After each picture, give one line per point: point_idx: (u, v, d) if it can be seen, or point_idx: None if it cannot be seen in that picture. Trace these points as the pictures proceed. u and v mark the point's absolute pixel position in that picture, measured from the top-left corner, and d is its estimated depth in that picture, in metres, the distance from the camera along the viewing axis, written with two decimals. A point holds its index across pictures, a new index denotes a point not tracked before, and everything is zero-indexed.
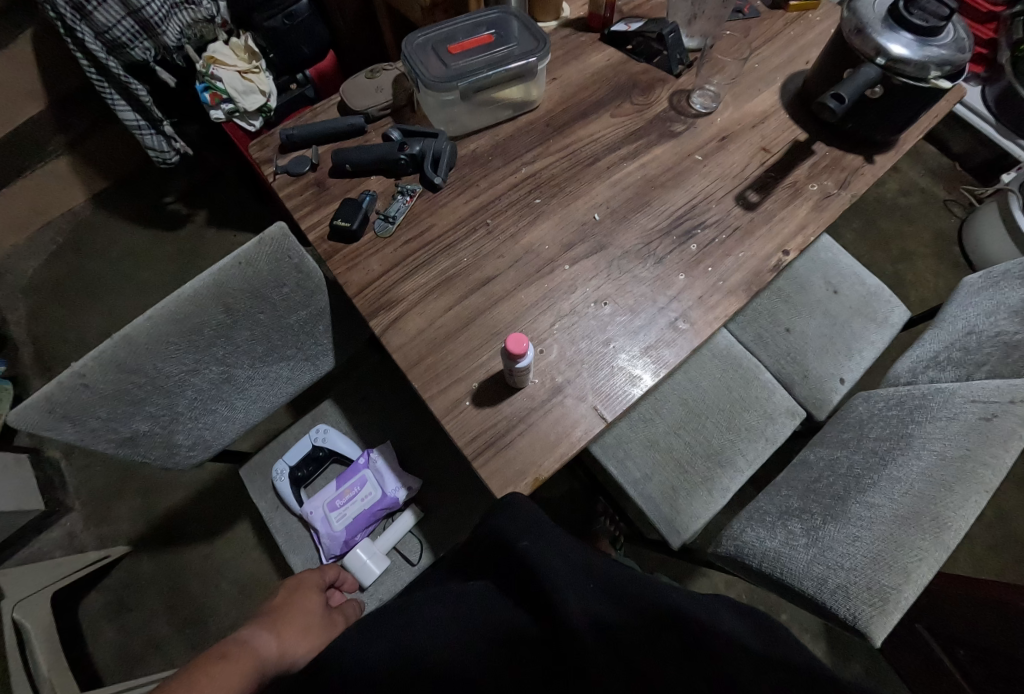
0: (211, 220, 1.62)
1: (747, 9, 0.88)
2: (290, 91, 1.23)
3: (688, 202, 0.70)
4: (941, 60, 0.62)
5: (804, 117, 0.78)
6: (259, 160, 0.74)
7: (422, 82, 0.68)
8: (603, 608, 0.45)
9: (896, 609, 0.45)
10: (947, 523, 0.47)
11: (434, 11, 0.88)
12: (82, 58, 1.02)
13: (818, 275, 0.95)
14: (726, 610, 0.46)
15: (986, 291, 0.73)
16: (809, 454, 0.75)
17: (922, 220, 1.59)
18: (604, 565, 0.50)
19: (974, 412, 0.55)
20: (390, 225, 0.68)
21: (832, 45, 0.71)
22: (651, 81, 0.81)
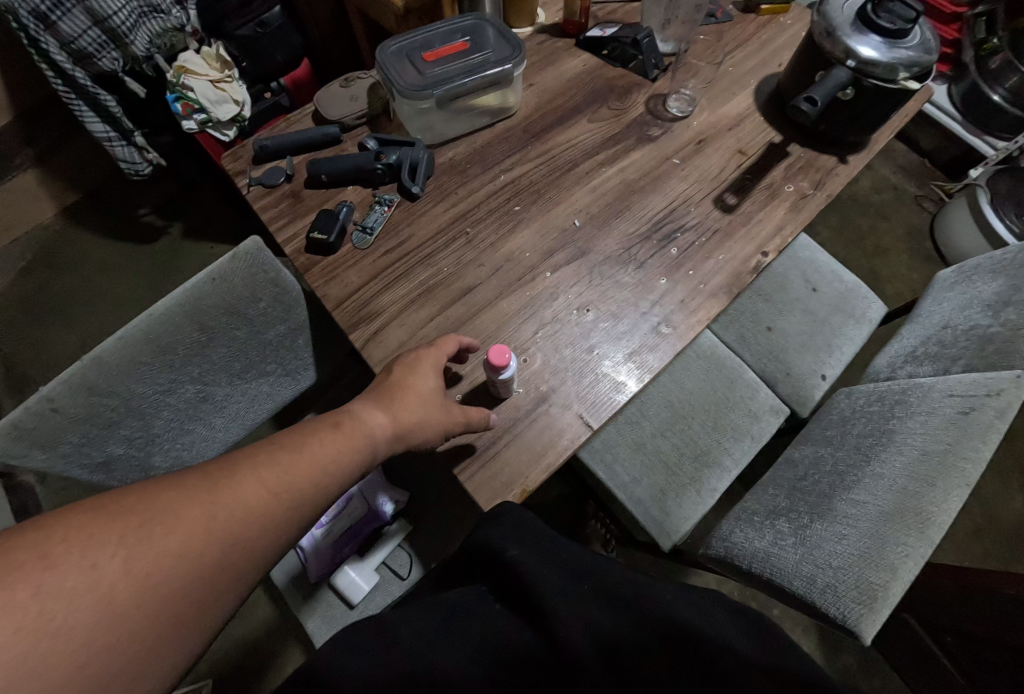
0: (187, 232, 1.59)
1: (719, 13, 0.89)
2: (264, 99, 1.23)
3: (667, 206, 0.71)
4: (909, 62, 0.63)
5: (778, 120, 0.79)
6: (232, 172, 0.72)
7: (397, 90, 0.67)
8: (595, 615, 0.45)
9: (884, 606, 0.45)
10: (930, 518, 0.47)
11: (408, 18, 0.87)
12: (47, 69, 0.99)
13: (796, 273, 0.96)
14: (718, 610, 0.46)
15: (960, 285, 0.75)
16: (794, 452, 0.76)
17: (895, 217, 1.63)
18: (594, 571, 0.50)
19: (952, 406, 0.56)
20: (368, 236, 0.66)
21: (803, 48, 0.72)
22: (628, 86, 0.82)
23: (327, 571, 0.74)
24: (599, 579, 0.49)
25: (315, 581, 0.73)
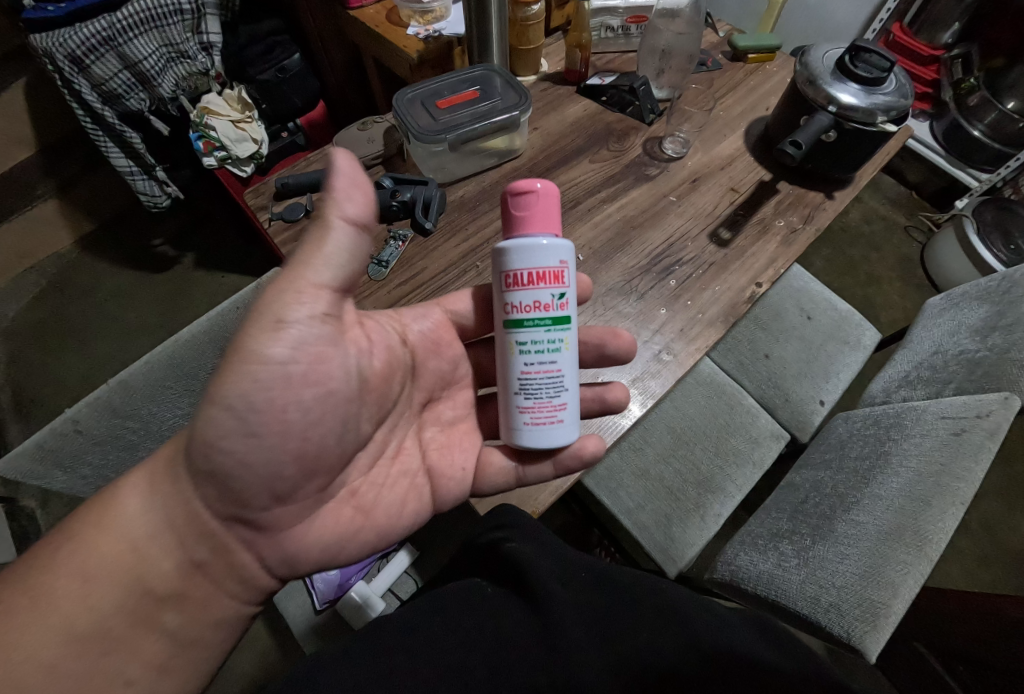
0: (199, 262, 1.64)
1: (709, 62, 0.96)
2: (281, 138, 1.31)
3: (665, 242, 0.74)
4: (886, 107, 0.68)
5: (767, 160, 0.84)
6: (255, 207, 0.77)
7: (412, 133, 0.72)
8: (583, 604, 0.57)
9: (887, 624, 0.46)
10: (928, 537, 0.49)
11: (422, 68, 0.94)
12: (78, 108, 1.07)
13: (792, 302, 0.99)
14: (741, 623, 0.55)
15: (949, 312, 0.79)
16: (794, 477, 0.77)
17: (886, 247, 1.68)
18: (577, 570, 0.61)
19: (944, 428, 0.58)
20: (383, 269, 0.70)
21: (789, 94, 0.78)
22: (626, 129, 0.87)
23: (334, 596, 0.75)
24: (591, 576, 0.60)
25: (322, 607, 0.73)
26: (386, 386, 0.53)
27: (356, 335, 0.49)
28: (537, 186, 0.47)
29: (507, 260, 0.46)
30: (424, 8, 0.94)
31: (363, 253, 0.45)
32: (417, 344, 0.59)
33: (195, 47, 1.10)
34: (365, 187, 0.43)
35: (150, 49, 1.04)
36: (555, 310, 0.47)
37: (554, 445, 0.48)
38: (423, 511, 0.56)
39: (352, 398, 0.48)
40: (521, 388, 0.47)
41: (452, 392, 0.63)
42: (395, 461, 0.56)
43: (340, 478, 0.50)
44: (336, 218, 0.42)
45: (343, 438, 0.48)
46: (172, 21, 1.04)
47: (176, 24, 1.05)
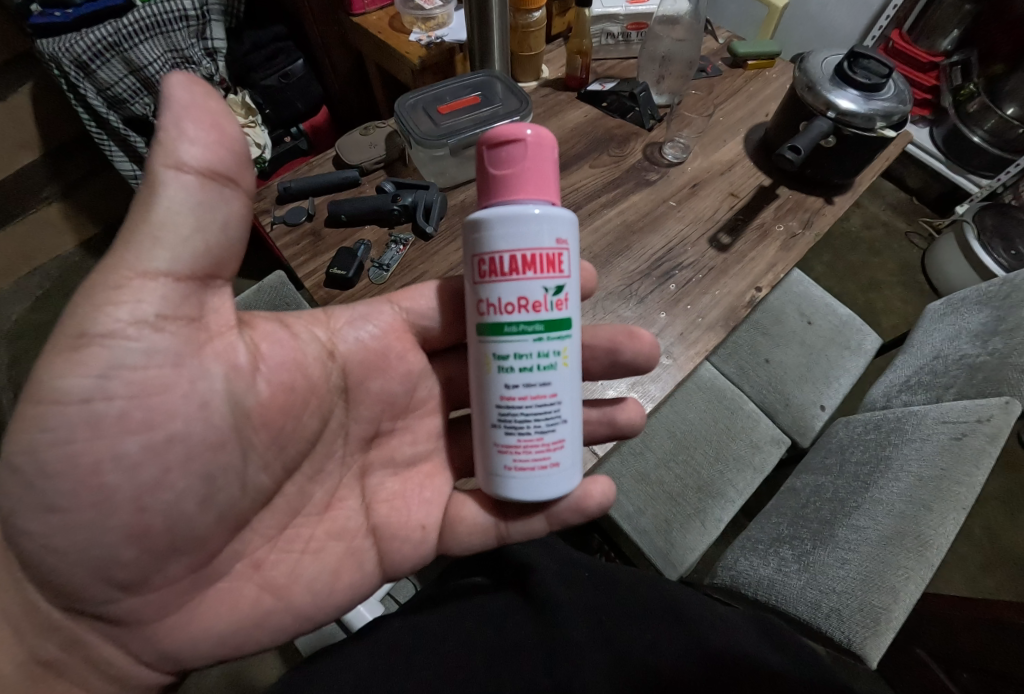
0: None
1: (709, 69, 0.97)
2: (285, 143, 1.30)
3: (665, 246, 0.75)
4: (885, 112, 0.69)
5: (767, 165, 0.84)
6: (258, 211, 0.77)
7: (414, 138, 0.73)
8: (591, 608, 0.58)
9: (889, 630, 0.46)
10: (929, 541, 0.48)
11: (424, 73, 0.95)
12: (84, 112, 1.08)
13: (792, 307, 1.00)
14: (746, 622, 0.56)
15: (949, 316, 0.79)
16: (795, 482, 0.77)
17: (887, 252, 1.68)
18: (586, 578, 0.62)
19: (945, 433, 0.58)
20: (384, 272, 0.70)
21: (788, 100, 0.78)
22: (626, 134, 0.88)
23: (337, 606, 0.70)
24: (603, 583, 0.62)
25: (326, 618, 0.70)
26: (296, 422, 0.45)
27: (224, 349, 0.40)
28: (526, 134, 0.38)
29: (488, 236, 0.38)
30: (427, 15, 0.95)
31: (232, 211, 0.37)
32: (350, 363, 0.52)
33: (200, 52, 1.10)
34: (215, 120, 0.35)
35: (155, 55, 1.04)
36: (546, 313, 0.38)
37: (551, 497, 0.40)
38: (365, 579, 0.49)
39: (219, 443, 0.40)
40: (500, 418, 0.39)
41: (411, 423, 0.57)
42: (324, 517, 0.49)
43: (233, 549, 0.43)
44: (163, 167, 0.34)
45: (209, 506, 0.40)
46: (177, 27, 1.04)
47: (181, 30, 1.05)
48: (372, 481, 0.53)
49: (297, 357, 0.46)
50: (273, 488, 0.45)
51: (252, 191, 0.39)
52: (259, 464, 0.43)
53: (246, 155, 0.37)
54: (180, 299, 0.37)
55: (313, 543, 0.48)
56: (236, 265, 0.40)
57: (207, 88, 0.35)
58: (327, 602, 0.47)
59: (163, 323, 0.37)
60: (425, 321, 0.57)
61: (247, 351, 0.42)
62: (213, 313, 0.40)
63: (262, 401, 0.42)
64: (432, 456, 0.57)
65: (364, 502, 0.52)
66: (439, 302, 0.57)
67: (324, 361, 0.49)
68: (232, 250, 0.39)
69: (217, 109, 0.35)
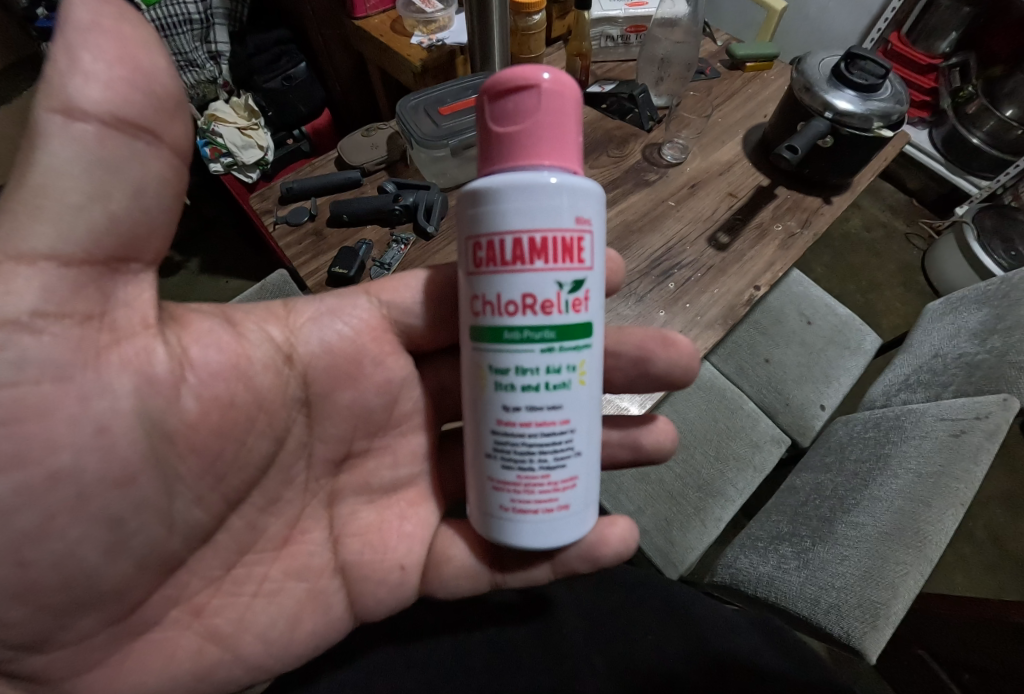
0: (203, 266, 1.61)
1: (708, 71, 0.98)
2: (287, 145, 1.31)
3: (664, 245, 0.75)
4: (882, 113, 0.70)
5: (765, 166, 0.85)
6: (260, 211, 0.78)
7: (415, 139, 0.74)
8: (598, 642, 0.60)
9: (888, 624, 0.46)
10: (928, 536, 0.48)
11: (425, 76, 0.96)
12: None
13: (792, 307, 1.00)
14: (748, 635, 0.59)
15: (948, 316, 0.79)
16: (794, 480, 0.78)
17: (887, 253, 1.69)
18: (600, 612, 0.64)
19: (944, 430, 0.58)
20: (386, 271, 0.71)
21: (786, 101, 0.79)
22: (626, 136, 0.88)
23: None
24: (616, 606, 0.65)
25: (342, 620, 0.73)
26: (239, 449, 0.42)
27: (136, 355, 0.37)
28: (544, 78, 0.35)
29: (493, 199, 0.35)
30: (428, 18, 0.96)
31: (146, 169, 0.33)
32: (313, 371, 0.47)
33: (204, 55, 1.14)
34: (122, 49, 0.31)
35: None
36: (562, 318, 0.36)
37: (555, 544, 0.38)
38: (330, 621, 0.49)
39: (127, 479, 0.37)
40: (496, 451, 0.37)
41: (392, 442, 0.53)
42: (281, 554, 0.47)
43: (166, 596, 0.41)
44: (50, 111, 0.30)
45: (119, 554, 0.37)
46: (181, 31, 1.07)
47: (185, 33, 1.08)
48: (342, 509, 0.51)
49: (239, 360, 0.42)
50: (212, 525, 0.42)
51: (177, 146, 0.34)
52: (189, 497, 0.40)
53: (165, 97, 0.33)
54: (71, 292, 0.33)
55: (267, 584, 0.46)
56: (160, 243, 0.36)
57: (120, 10, 0.31)
58: (285, 648, 0.46)
59: (42, 323, 0.33)
60: (409, 318, 0.53)
61: (167, 356, 0.38)
62: (122, 308, 0.36)
63: (188, 424, 0.39)
64: (416, 481, 0.54)
65: (333, 535, 0.50)
66: (425, 294, 0.53)
67: (281, 371, 0.45)
68: (145, 222, 0.34)
69: (129, 37, 0.31)
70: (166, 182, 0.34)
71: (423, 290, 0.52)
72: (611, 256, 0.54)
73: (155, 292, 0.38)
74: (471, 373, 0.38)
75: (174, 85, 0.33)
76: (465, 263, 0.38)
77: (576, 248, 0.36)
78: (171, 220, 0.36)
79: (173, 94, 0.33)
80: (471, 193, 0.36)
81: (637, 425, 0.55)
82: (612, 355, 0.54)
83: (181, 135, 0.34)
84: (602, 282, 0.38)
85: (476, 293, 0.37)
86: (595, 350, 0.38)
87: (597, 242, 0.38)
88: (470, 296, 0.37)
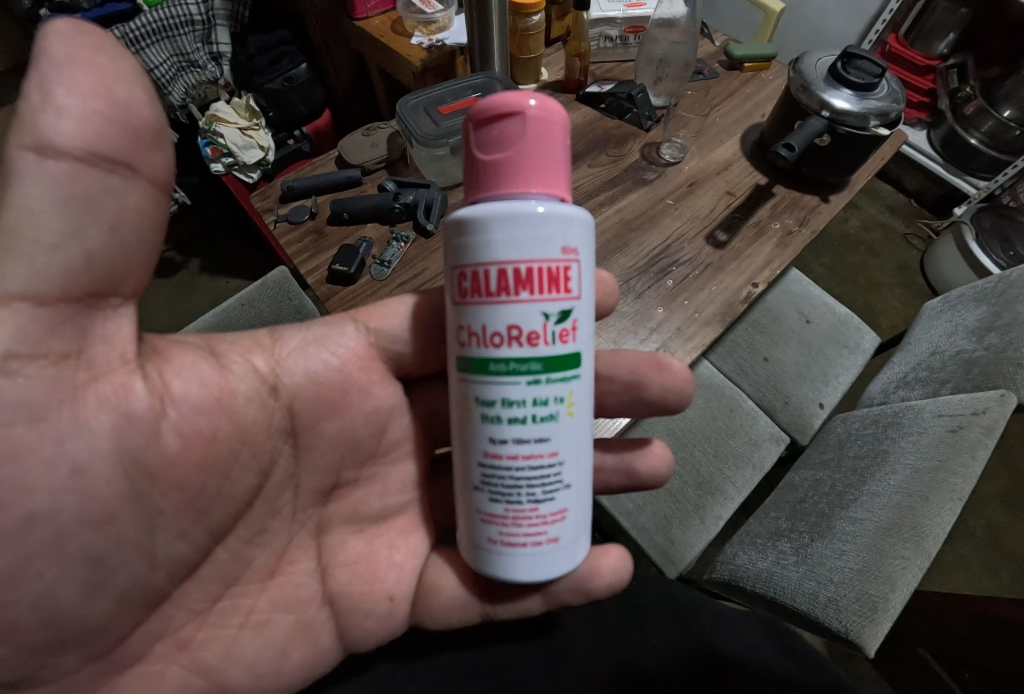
0: (205, 267, 1.61)
1: (706, 71, 0.98)
2: (288, 146, 1.32)
3: (663, 244, 0.76)
4: (878, 111, 0.71)
5: (763, 164, 0.86)
6: (261, 210, 0.79)
7: (415, 138, 0.75)
8: (605, 646, 0.60)
9: (886, 618, 0.46)
10: (926, 531, 0.49)
11: (425, 76, 0.97)
12: None
13: (791, 306, 1.00)
14: (753, 639, 0.59)
15: (946, 313, 0.79)
16: (793, 477, 0.78)
17: (886, 254, 1.69)
18: (606, 623, 0.63)
19: (941, 426, 0.59)
20: (386, 269, 0.71)
21: (782, 101, 0.80)
22: (624, 135, 0.89)
23: None
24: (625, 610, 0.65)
25: None
26: (223, 483, 0.42)
27: (115, 392, 0.36)
28: (530, 104, 0.35)
29: (478, 229, 0.35)
30: (428, 19, 0.96)
31: (123, 204, 0.33)
32: (298, 402, 0.47)
33: (205, 56, 1.14)
34: (97, 83, 0.30)
35: (160, 58, 1.09)
36: (549, 349, 0.36)
37: (545, 578, 0.37)
38: (318, 653, 0.49)
39: (105, 518, 0.37)
40: (483, 483, 0.37)
41: (382, 472, 0.54)
42: (268, 585, 0.48)
43: (151, 631, 0.42)
44: (22, 149, 0.29)
45: (99, 593, 0.37)
46: (182, 32, 1.08)
47: (187, 34, 1.09)
48: (330, 539, 0.51)
49: (222, 393, 0.42)
50: (197, 558, 0.42)
51: (155, 179, 0.34)
52: (173, 531, 0.40)
53: (143, 130, 0.32)
54: (47, 331, 0.33)
55: (255, 616, 0.47)
56: (141, 275, 0.36)
57: (98, 40, 0.30)
58: (272, 679, 0.47)
59: (16, 365, 0.32)
60: (396, 345, 0.53)
61: (147, 392, 0.38)
62: (100, 344, 0.36)
63: (170, 459, 0.39)
64: (406, 510, 0.55)
65: (321, 565, 0.50)
66: (412, 322, 0.52)
67: (265, 402, 0.45)
68: (123, 256, 0.34)
69: (106, 70, 0.30)
70: (144, 215, 0.34)
71: (410, 318, 0.52)
72: (603, 277, 0.54)
73: (135, 325, 0.38)
74: (459, 405, 0.38)
75: (150, 116, 0.32)
76: (451, 293, 0.38)
77: (562, 277, 0.36)
78: (150, 253, 0.35)
79: (152, 126, 0.32)
80: (458, 222, 0.36)
81: (632, 450, 0.56)
82: (607, 378, 0.54)
83: (161, 167, 0.34)
84: (589, 312, 0.38)
85: (462, 323, 0.37)
86: (584, 379, 0.38)
87: (585, 270, 0.37)
88: (457, 326, 0.37)
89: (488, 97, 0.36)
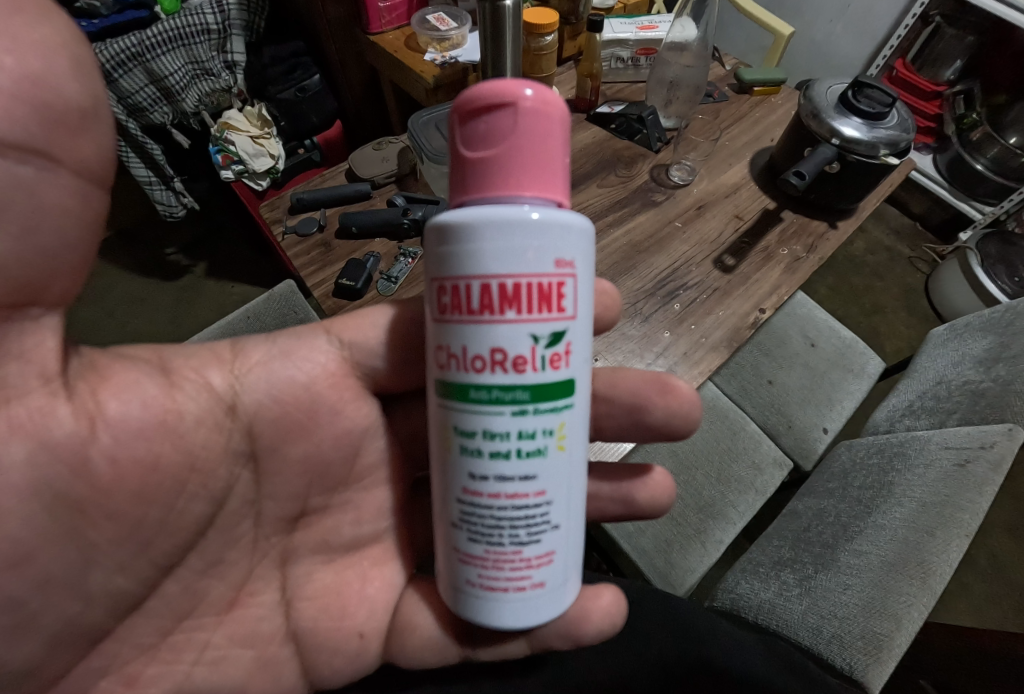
0: (210, 271, 1.61)
1: (715, 94, 1.00)
2: (297, 155, 1.33)
3: (670, 267, 0.76)
4: (888, 140, 0.71)
5: (771, 187, 0.86)
6: (271, 220, 0.79)
7: (424, 153, 0.76)
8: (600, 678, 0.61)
9: (890, 658, 0.45)
10: (932, 569, 0.48)
11: (437, 93, 0.98)
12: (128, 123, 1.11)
13: (795, 329, 1.00)
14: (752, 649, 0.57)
15: (953, 342, 0.79)
16: (797, 505, 0.77)
17: (890, 277, 1.69)
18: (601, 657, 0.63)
19: (948, 458, 0.58)
20: (392, 284, 0.72)
21: (793, 126, 0.80)
22: (634, 156, 0.89)
23: None
24: (620, 650, 0.63)
25: None
26: (168, 513, 0.42)
27: (32, 416, 0.35)
28: (526, 94, 0.34)
29: (463, 246, 0.35)
30: (442, 36, 0.98)
31: (39, 201, 0.32)
32: (259, 424, 0.47)
33: (220, 64, 1.16)
34: (7, 55, 0.29)
35: (176, 65, 1.09)
36: (536, 376, 0.35)
37: (529, 624, 0.37)
38: (280, 688, 0.49)
39: (23, 558, 0.36)
40: (466, 515, 0.37)
41: (356, 499, 0.53)
42: (225, 619, 0.47)
43: (96, 665, 0.42)
44: None
45: (23, 635, 0.37)
46: (198, 40, 1.09)
47: (202, 43, 1.10)
48: (296, 569, 0.51)
49: (166, 415, 0.41)
50: (140, 590, 0.42)
51: (80, 169, 0.33)
52: (110, 565, 0.40)
53: (66, 114, 0.31)
54: None
55: (209, 650, 0.46)
56: (67, 283, 0.35)
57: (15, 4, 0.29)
58: None
59: None
60: (371, 360, 0.52)
61: (73, 416, 0.37)
62: (15, 362, 0.35)
63: (102, 490, 0.39)
64: (382, 537, 0.54)
65: (284, 598, 0.50)
66: (389, 336, 0.52)
67: (220, 424, 0.45)
68: (45, 264, 0.33)
69: (21, 40, 0.29)
70: (68, 213, 0.33)
71: (387, 330, 0.51)
72: (603, 288, 0.54)
73: (60, 341, 0.37)
74: (439, 433, 0.38)
75: (77, 99, 0.31)
76: (431, 307, 0.37)
77: (555, 294, 0.35)
78: (77, 256, 0.35)
79: (76, 108, 0.31)
80: (439, 230, 0.36)
81: (631, 478, 0.55)
82: (606, 398, 0.54)
83: (88, 155, 0.33)
84: (581, 333, 0.38)
85: (443, 343, 0.36)
86: (575, 409, 0.38)
87: (579, 284, 0.37)
88: (438, 346, 0.37)
89: (479, 86, 0.35)
